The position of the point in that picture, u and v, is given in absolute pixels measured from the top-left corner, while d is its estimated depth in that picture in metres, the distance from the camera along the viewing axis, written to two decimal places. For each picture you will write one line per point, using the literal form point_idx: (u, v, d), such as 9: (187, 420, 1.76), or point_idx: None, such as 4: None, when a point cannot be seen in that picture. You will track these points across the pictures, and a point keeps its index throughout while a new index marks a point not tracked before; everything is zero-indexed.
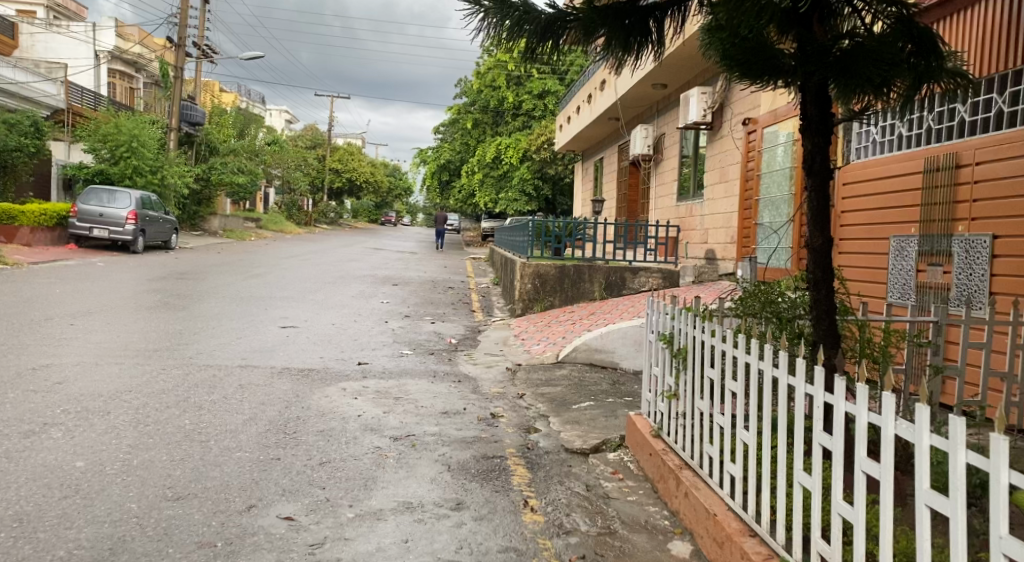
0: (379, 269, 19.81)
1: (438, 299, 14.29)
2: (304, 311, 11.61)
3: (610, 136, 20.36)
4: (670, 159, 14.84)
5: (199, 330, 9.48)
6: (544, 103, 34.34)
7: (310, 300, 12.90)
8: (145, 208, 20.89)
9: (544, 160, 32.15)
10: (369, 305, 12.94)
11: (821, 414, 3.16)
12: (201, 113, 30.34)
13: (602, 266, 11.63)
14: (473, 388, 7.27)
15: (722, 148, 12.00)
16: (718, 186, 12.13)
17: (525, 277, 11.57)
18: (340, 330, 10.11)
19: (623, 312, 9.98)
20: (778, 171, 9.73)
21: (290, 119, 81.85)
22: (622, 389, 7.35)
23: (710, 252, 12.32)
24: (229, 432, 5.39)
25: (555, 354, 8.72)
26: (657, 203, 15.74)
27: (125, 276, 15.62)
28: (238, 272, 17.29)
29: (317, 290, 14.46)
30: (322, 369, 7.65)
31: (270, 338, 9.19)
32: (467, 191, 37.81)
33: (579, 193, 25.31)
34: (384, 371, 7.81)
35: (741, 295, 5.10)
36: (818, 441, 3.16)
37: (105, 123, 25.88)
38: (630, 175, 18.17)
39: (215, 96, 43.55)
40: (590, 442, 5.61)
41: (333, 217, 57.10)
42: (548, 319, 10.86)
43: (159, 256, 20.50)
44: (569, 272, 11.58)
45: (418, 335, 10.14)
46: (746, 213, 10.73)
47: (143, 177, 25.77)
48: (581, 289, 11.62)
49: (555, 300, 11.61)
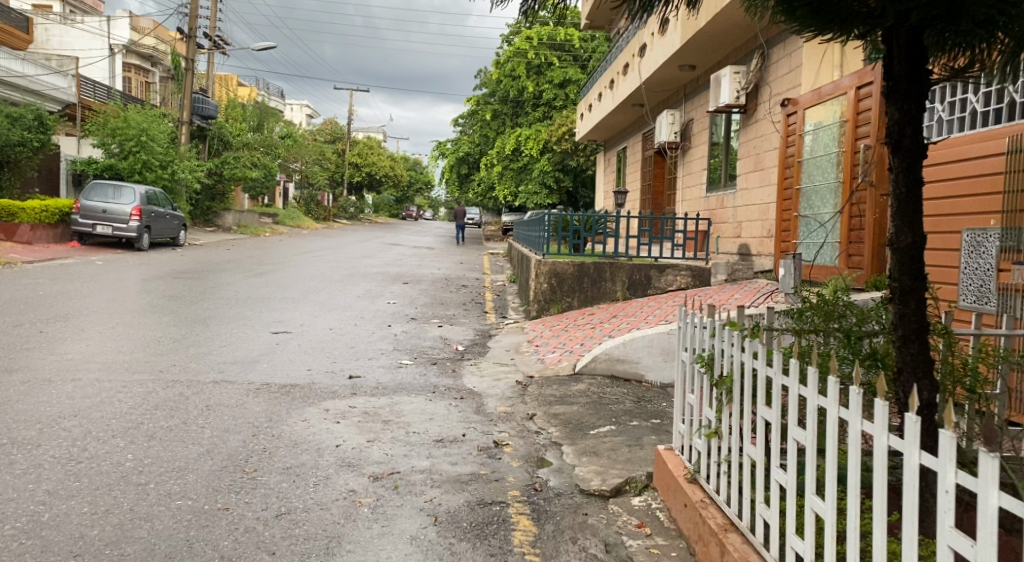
0: (392, 266, 18.94)
1: (449, 299, 13.37)
2: (302, 314, 10.74)
3: (634, 125, 19.32)
4: (699, 146, 13.82)
5: (181, 337, 8.64)
6: (565, 92, 33.24)
7: (311, 301, 12.03)
8: (150, 204, 20.17)
9: (565, 152, 31.09)
10: (374, 306, 12.05)
11: (953, 505, 2.28)
12: (213, 106, 29.60)
13: (624, 263, 10.65)
14: (476, 407, 6.34)
15: (757, 133, 10.97)
16: (753, 175, 11.11)
17: (541, 276, 10.62)
18: (336, 336, 9.22)
19: (648, 316, 9.00)
20: (822, 156, 8.66)
21: (311, 114, 81.35)
22: (648, 408, 6.38)
23: (744, 248, 11.31)
24: (175, 470, 4.50)
25: (572, 364, 7.77)
26: (684, 195, 14.73)
27: (122, 276, 14.88)
28: (243, 270, 16.48)
29: (322, 290, 13.60)
30: (306, 385, 6.76)
31: (256, 347, 8.32)
32: (486, 184, 36.84)
33: (602, 184, 24.28)
34: (376, 386, 6.90)
35: (799, 306, 4.10)
36: (949, 543, 2.27)
37: (114, 116, 25.22)
38: (655, 165, 17.15)
39: (231, 89, 42.91)
40: (609, 481, 4.65)
41: (354, 211, 56.39)
42: (564, 323, 9.91)
43: (165, 253, 19.77)
44: (588, 271, 10.61)
45: (422, 341, 9.23)
46: (785, 204, 9.69)
47: (152, 172, 25.09)
48: (602, 289, 10.64)
49: (573, 301, 10.65)
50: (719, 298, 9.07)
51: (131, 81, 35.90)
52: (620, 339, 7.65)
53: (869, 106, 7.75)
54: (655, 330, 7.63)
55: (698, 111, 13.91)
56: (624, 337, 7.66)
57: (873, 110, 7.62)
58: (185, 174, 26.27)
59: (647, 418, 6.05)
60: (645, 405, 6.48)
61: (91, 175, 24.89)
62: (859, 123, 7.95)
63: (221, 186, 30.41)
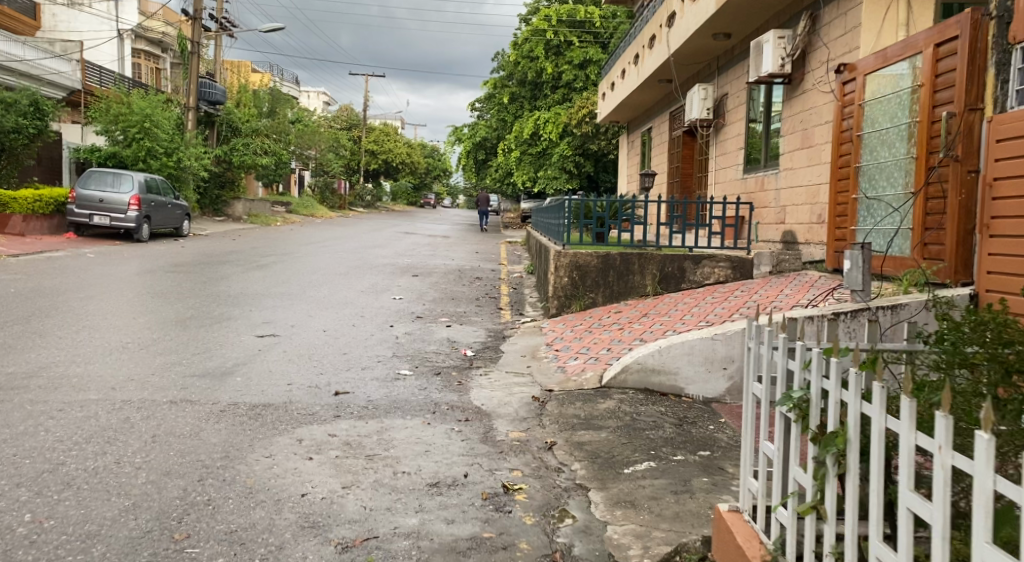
0: (403, 257, 17.85)
1: (461, 293, 12.26)
2: (296, 313, 9.68)
3: (660, 103, 18.10)
4: (734, 123, 12.66)
5: (152, 342, 7.60)
6: (586, 74, 31.95)
7: (309, 298, 10.96)
8: (151, 193, 19.22)
9: (585, 136, 29.86)
10: (379, 302, 10.97)
11: None
12: (221, 91, 28.55)
13: (655, 254, 9.48)
14: (484, 434, 5.23)
15: (806, 105, 9.73)
16: (800, 153, 9.91)
17: (560, 269, 9.48)
18: (329, 339, 8.14)
19: (683, 315, 7.90)
20: (887, 129, 7.44)
21: (329, 100, 80.49)
22: (692, 434, 5.25)
23: (790, 235, 10.14)
24: (79, 541, 3.42)
25: (599, 375, 6.63)
26: (716, 177, 13.56)
27: (114, 269, 13.92)
28: (243, 263, 15.47)
29: (324, 284, 12.54)
30: (282, 405, 5.68)
31: (235, 355, 7.25)
32: (504, 169, 35.67)
33: (625, 167, 23.07)
34: (366, 405, 5.80)
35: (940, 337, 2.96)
36: None
37: (117, 102, 24.27)
38: (683, 146, 15.95)
39: (242, 75, 41.93)
40: (653, 550, 3.53)
41: (370, 199, 55.46)
42: (586, 322, 8.77)
43: (166, 244, 18.78)
44: (614, 263, 9.47)
45: (427, 345, 8.13)
46: (840, 184, 8.49)
47: (157, 160, 24.13)
48: (629, 283, 9.50)
49: (597, 297, 9.50)
50: (763, 296, 7.94)
51: (140, 67, 34.99)
52: (656, 344, 6.52)
53: (950, 67, 6.50)
54: (697, 334, 6.50)
55: (734, 86, 12.73)
56: (659, 342, 6.54)
57: (957, 70, 6.37)
58: (192, 162, 25.30)
59: (693, 449, 4.91)
60: (689, 429, 5.35)
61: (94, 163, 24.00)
62: (937, 87, 6.69)
63: (231, 174, 29.47)
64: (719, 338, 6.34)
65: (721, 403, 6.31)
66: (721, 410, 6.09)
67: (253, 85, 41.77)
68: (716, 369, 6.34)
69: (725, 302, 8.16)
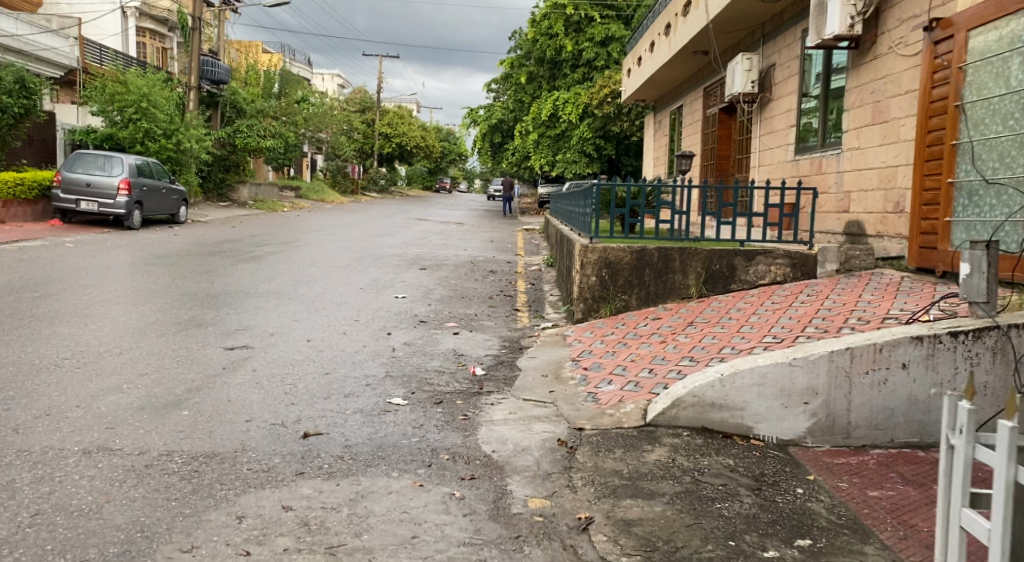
0: (412, 246, 16.43)
1: (472, 291, 10.88)
2: (279, 317, 8.32)
3: (694, 77, 16.65)
4: (784, 97, 11.27)
5: (96, 357, 6.27)
6: (608, 51, 30.36)
7: (300, 297, 9.61)
8: (144, 177, 17.90)
9: (606, 117, 28.37)
10: (378, 303, 9.60)
11: None
12: (224, 70, 27.12)
13: (700, 248, 8.07)
14: (496, 506, 3.85)
15: (879, 72, 8.29)
16: (870, 129, 8.51)
17: (587, 266, 8.06)
18: (313, 353, 6.79)
19: (739, 326, 6.54)
20: (1009, 96, 6.09)
21: (343, 83, 78.91)
22: (779, 507, 3.85)
23: (856, 226, 8.76)
24: None
25: (643, 407, 5.23)
26: (760, 159, 12.16)
27: (92, 259, 12.64)
28: (236, 254, 14.14)
29: (319, 279, 11.18)
30: (228, 457, 4.30)
31: (191, 375, 5.90)
32: (521, 153, 34.23)
33: (650, 150, 21.61)
34: (341, 455, 4.42)
35: None
36: None
37: (113, 81, 22.92)
38: (720, 125, 14.65)
39: (251, 56, 40.53)
40: None
41: (383, 183, 54.14)
42: (619, 331, 7.36)
43: (159, 232, 17.47)
44: (651, 260, 8.07)
45: (428, 360, 6.75)
46: (929, 166, 7.09)
47: (156, 142, 22.82)
48: (669, 284, 8.10)
49: (631, 299, 8.11)
50: (836, 304, 6.55)
51: (145, 47, 33.67)
52: (716, 369, 5.14)
53: None
54: (768, 356, 5.11)
55: (784, 55, 11.30)
56: (720, 366, 5.15)
57: None
58: (194, 144, 23.98)
59: (785, 535, 3.53)
60: (773, 497, 3.96)
61: (90, 145, 22.72)
62: None
63: (236, 157, 28.16)
64: (799, 364, 4.93)
65: (799, 448, 4.91)
66: (804, 459, 4.70)
67: (262, 65, 40.34)
68: (793, 404, 4.94)
69: (789, 309, 6.77)
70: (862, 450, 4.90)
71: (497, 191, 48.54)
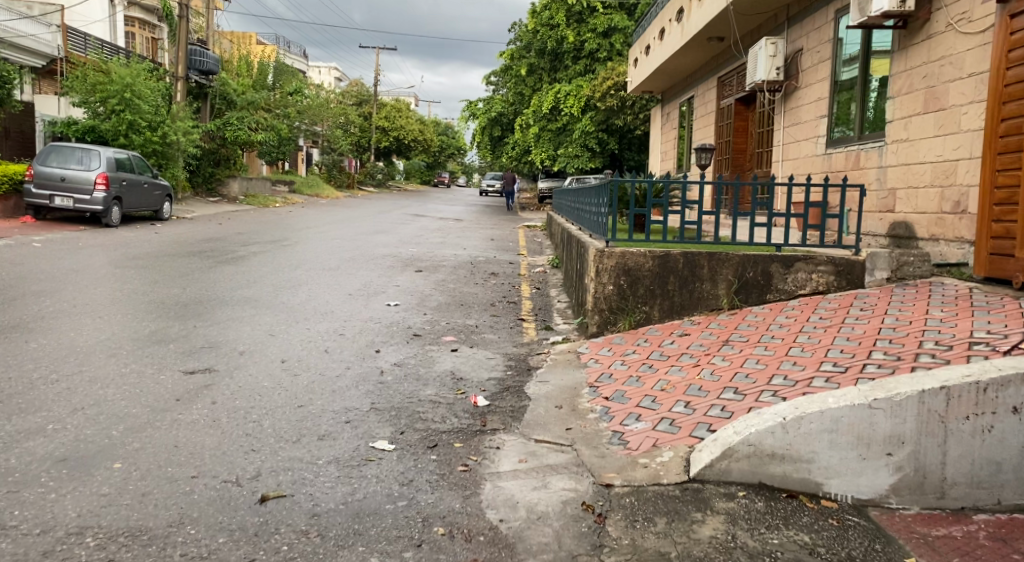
0: (408, 246, 15.40)
1: (472, 297, 9.91)
2: (254, 331, 7.34)
3: (708, 65, 15.66)
4: (814, 84, 10.28)
5: (27, 384, 5.28)
6: (610, 42, 29.32)
7: (280, 306, 8.62)
8: (123, 171, 16.87)
9: (610, 110, 27.37)
10: (367, 312, 8.60)
11: None
12: (213, 59, 25.98)
13: (732, 253, 7.10)
14: None
15: (934, 53, 7.32)
16: (921, 118, 7.55)
17: (604, 274, 7.10)
18: (287, 379, 5.79)
19: (787, 349, 5.58)
20: None
21: (339, 76, 77.70)
22: None
23: (904, 228, 7.80)
24: None
25: (684, 456, 4.26)
26: (785, 152, 11.18)
27: (59, 259, 11.65)
28: (218, 254, 13.12)
29: (304, 284, 10.18)
30: (161, 537, 3.36)
31: (135, 409, 4.93)
32: (520, 147, 33.22)
33: (658, 144, 20.62)
34: (306, 531, 3.48)
35: None
36: None
37: (95, 70, 21.85)
38: (736, 116, 13.78)
39: (243, 47, 39.42)
40: None
41: (380, 177, 53.13)
42: (642, 351, 6.40)
43: (139, 230, 16.43)
44: (675, 267, 7.10)
45: (421, 387, 5.77)
46: (1002, 160, 6.16)
47: (140, 134, 21.76)
48: (697, 294, 7.12)
49: (652, 311, 7.15)
50: (901, 322, 5.58)
51: (133, 36, 32.55)
52: (775, 410, 4.17)
53: None
54: (839, 394, 4.15)
55: (814, 38, 10.30)
56: (779, 406, 4.19)
57: None
58: (181, 137, 22.92)
59: None
60: None
61: (71, 137, 21.68)
62: None
63: (226, 150, 27.11)
64: (881, 407, 3.97)
65: (882, 511, 3.93)
66: (893, 529, 3.75)
67: (256, 56, 39.18)
68: (873, 456, 3.98)
69: (843, 327, 5.79)
70: (961, 513, 3.94)
71: (492, 187, 47.55)
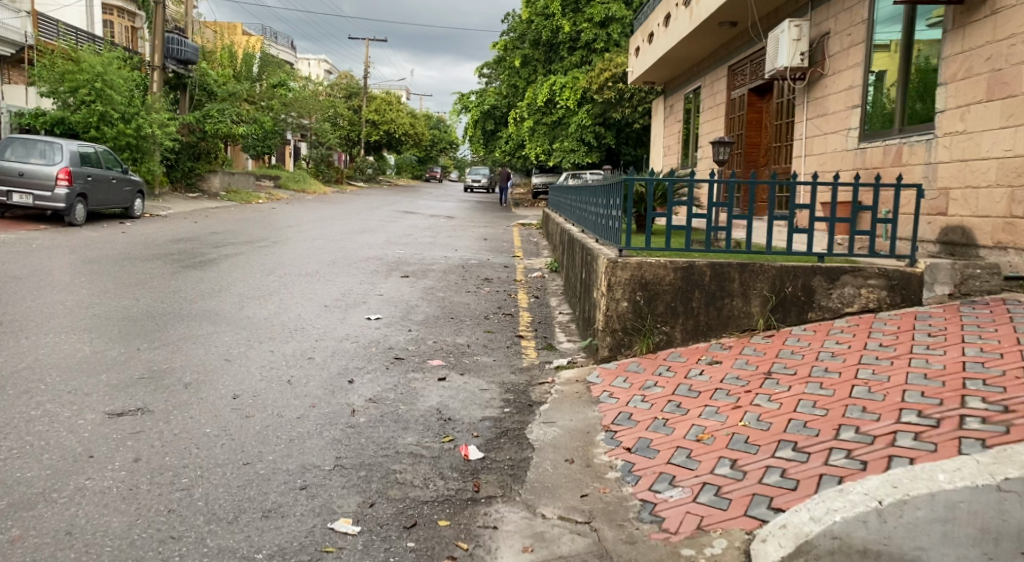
0: (395, 247, 14.34)
1: (464, 308, 8.87)
2: (209, 355, 6.30)
3: (719, 53, 14.69)
4: (843, 70, 9.26)
5: None
6: (608, 32, 28.26)
7: (244, 322, 7.56)
8: (89, 166, 15.74)
9: (607, 102, 26.35)
10: (344, 328, 7.55)
11: None
12: (192, 48, 24.72)
13: (767, 265, 6.09)
14: None
15: (1000, 32, 6.33)
16: (982, 108, 6.55)
17: (616, 287, 6.11)
18: (234, 424, 4.75)
19: (850, 388, 4.50)
20: None
21: (329, 69, 76.38)
22: None
23: (960, 234, 6.81)
24: None
25: (741, 549, 3.24)
26: (808, 147, 10.18)
27: (7, 263, 10.56)
28: (186, 257, 12.03)
29: (276, 294, 9.13)
30: None
31: (30, 472, 3.89)
32: (515, 142, 32.14)
33: (660, 138, 19.61)
34: None
35: None
36: None
37: (65, 58, 20.68)
38: (748, 108, 12.83)
39: (226, 37, 38.13)
40: None
41: (370, 172, 51.85)
42: (668, 384, 5.37)
43: (106, 229, 15.32)
44: (700, 279, 6.10)
45: (399, 433, 4.73)
46: None
47: (113, 127, 20.57)
48: (726, 312, 6.13)
49: (674, 331, 6.16)
50: (990, 357, 4.50)
51: (112, 25, 31.30)
52: (863, 488, 3.12)
53: None
54: (949, 469, 3.12)
55: (843, 20, 9.27)
56: (868, 482, 3.14)
57: None
58: (157, 130, 21.76)
59: None
60: None
61: (39, 129, 20.52)
62: None
63: (206, 143, 25.93)
64: (1013, 490, 2.97)
65: None
66: None
67: (241, 47, 37.93)
68: (1003, 555, 2.97)
69: (916, 360, 4.72)
70: None
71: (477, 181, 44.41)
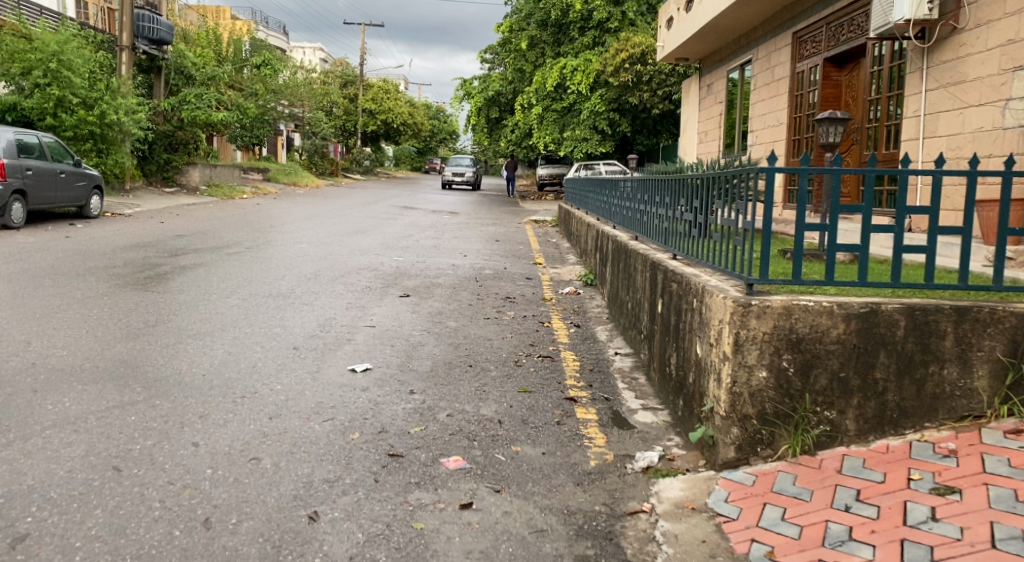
0: (391, 253, 11.92)
1: (485, 349, 6.47)
2: (89, 459, 3.90)
3: (779, 18, 12.27)
4: (995, 22, 6.86)
5: None
6: (623, 10, 25.79)
7: (169, 383, 5.16)
8: (29, 158, 13.29)
9: (623, 86, 23.81)
10: (314, 391, 5.15)
11: None
12: (167, 27, 22.04)
13: (1002, 311, 3.75)
14: None
15: None
16: None
17: (749, 348, 3.75)
18: None
19: None
20: None
21: (324, 57, 73.82)
22: None
23: None
24: None
25: None
26: (930, 126, 7.78)
27: None
28: (131, 270, 9.63)
29: (229, 329, 6.73)
30: None
31: None
32: (521, 131, 29.44)
33: (693, 124, 17.23)
34: None
35: None
36: None
37: (18, 37, 18.24)
38: (823, 81, 10.51)
39: (211, 20, 35.47)
40: None
41: (367, 164, 49.00)
42: (885, 541, 3.02)
43: (50, 232, 12.93)
44: (890, 337, 3.74)
45: None
46: None
47: (72, 114, 18.03)
48: (932, 388, 3.76)
49: (844, 418, 3.79)
50: None
51: (85, 6, 28.69)
52: None
53: None
54: None
55: None
56: None
57: None
58: (126, 116, 19.21)
59: None
60: None
61: None
62: None
63: (184, 133, 23.30)
64: None
65: None
66: None
67: (229, 29, 35.32)
68: None
69: None
70: None
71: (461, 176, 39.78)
